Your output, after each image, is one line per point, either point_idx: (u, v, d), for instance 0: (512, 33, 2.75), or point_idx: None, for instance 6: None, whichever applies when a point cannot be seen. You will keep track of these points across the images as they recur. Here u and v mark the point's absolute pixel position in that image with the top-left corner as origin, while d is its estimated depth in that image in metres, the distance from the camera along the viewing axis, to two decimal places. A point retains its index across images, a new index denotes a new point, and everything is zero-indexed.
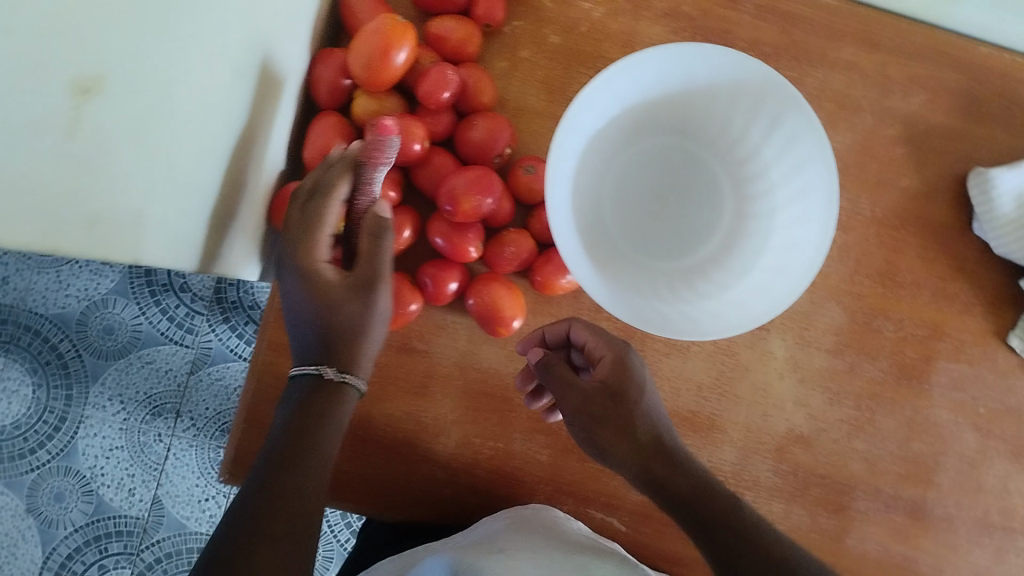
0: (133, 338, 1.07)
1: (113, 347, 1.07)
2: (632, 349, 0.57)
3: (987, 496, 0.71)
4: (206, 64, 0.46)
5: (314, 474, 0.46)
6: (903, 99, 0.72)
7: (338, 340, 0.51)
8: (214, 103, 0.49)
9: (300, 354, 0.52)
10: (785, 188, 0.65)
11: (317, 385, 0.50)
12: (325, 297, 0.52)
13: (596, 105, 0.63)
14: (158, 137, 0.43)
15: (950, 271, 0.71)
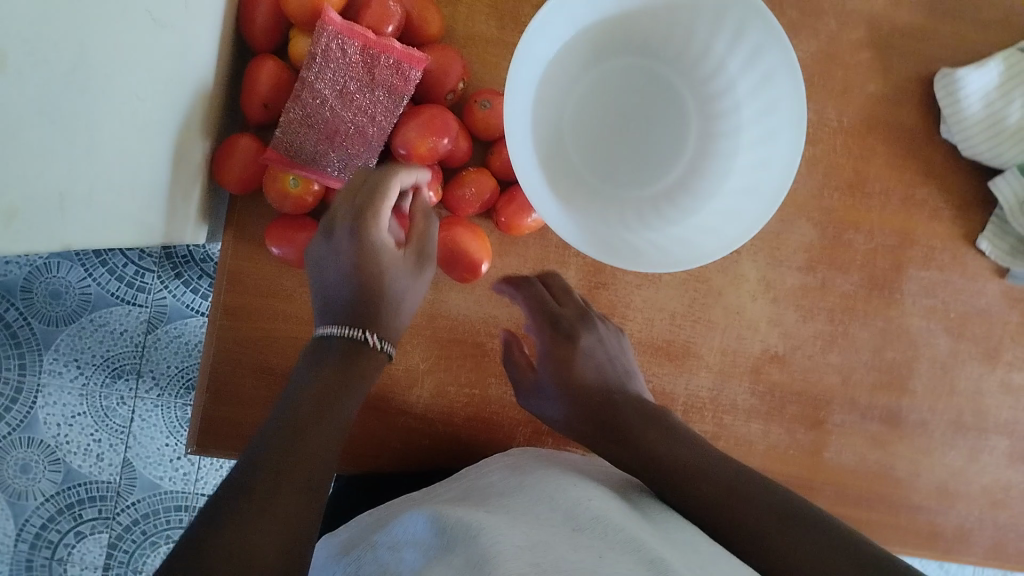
0: (83, 301, 1.02)
1: (63, 312, 1.02)
2: (560, 330, 0.64)
3: (960, 398, 0.72)
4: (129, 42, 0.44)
5: (332, 436, 0.44)
6: (866, 0, 0.69)
7: (385, 305, 0.52)
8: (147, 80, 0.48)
9: (331, 314, 0.51)
10: (751, 104, 0.63)
11: (354, 349, 0.49)
12: (379, 268, 0.52)
13: (549, 30, 0.60)
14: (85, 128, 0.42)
15: (919, 178, 0.70)
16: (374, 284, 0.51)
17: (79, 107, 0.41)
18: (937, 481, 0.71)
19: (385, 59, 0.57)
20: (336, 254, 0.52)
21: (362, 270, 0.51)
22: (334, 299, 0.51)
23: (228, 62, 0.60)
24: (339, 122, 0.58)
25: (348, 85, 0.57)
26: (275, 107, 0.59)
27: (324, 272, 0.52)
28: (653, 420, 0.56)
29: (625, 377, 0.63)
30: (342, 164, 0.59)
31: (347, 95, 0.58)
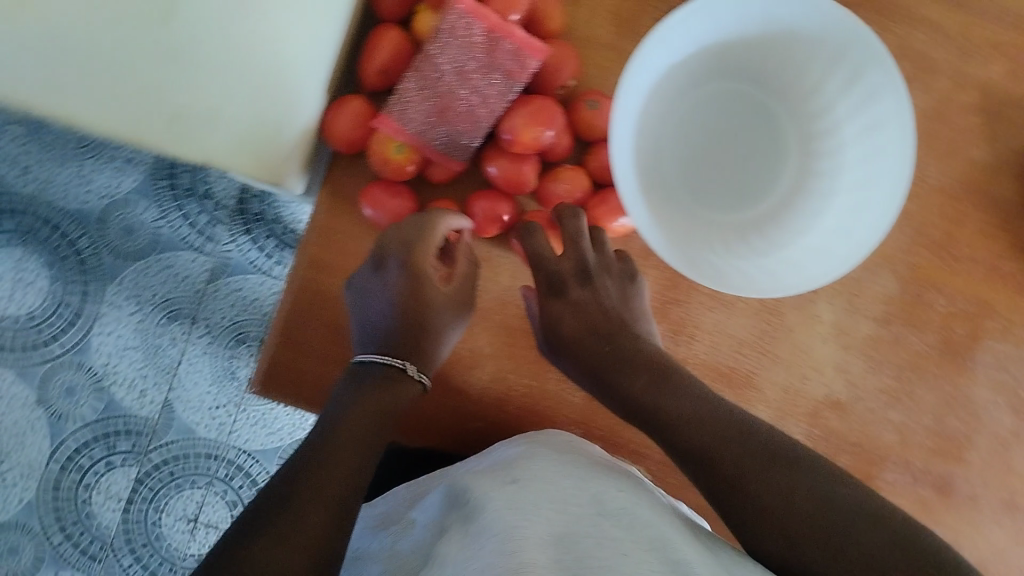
0: (152, 241, 1.05)
1: (132, 247, 1.05)
2: (564, 281, 0.61)
3: (1015, 478, 0.70)
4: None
5: (350, 461, 0.47)
6: (983, 66, 0.69)
7: (422, 336, 0.58)
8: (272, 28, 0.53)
9: (372, 338, 0.57)
10: (856, 147, 0.63)
11: (391, 373, 0.55)
12: (423, 304, 0.58)
13: (670, 44, 0.60)
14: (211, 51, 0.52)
15: (1011, 250, 0.69)
16: (419, 318, 0.57)
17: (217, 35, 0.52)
18: (979, 558, 0.70)
19: (507, 45, 0.58)
20: (377, 293, 0.58)
21: (402, 300, 0.57)
22: (376, 332, 0.57)
23: (353, 26, 0.62)
24: (451, 98, 0.60)
25: (472, 66, 0.59)
26: (391, 74, 0.61)
27: (365, 309, 0.58)
28: (669, 391, 0.54)
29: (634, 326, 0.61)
30: (447, 139, 0.61)
31: (466, 76, 0.59)
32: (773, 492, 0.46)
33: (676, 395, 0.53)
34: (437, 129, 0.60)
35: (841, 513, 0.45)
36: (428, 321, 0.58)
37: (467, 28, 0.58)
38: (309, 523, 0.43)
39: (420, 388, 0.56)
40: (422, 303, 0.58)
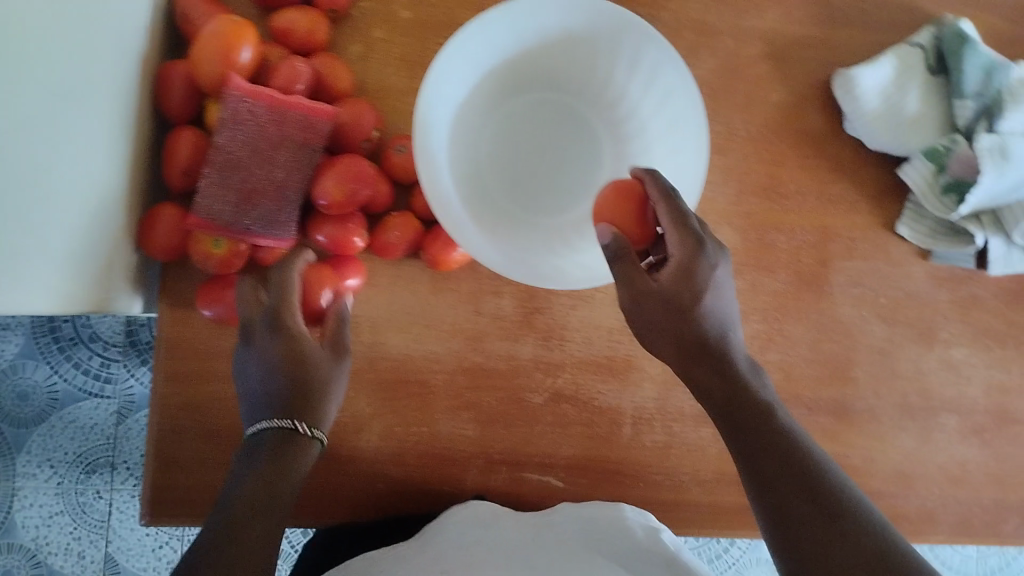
0: (51, 397, 1.00)
1: (31, 412, 1.00)
2: (704, 253, 0.51)
3: (902, 381, 0.73)
4: (100, 142, 0.54)
5: (268, 535, 0.46)
6: (759, 15, 0.72)
7: (305, 389, 0.54)
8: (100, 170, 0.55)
9: (259, 411, 0.53)
10: (657, 122, 0.66)
11: (287, 437, 0.51)
12: (299, 361, 0.54)
13: (456, 73, 0.62)
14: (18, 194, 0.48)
15: (832, 174, 0.73)
16: (300, 377, 0.54)
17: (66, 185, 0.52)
18: (893, 465, 0.72)
19: (295, 116, 0.60)
20: (262, 359, 0.54)
21: (284, 354, 0.54)
22: (262, 408, 0.53)
23: (147, 137, 0.62)
24: (255, 182, 0.60)
25: (271, 143, 0.60)
26: (195, 175, 0.61)
27: (247, 385, 0.55)
28: (733, 373, 0.51)
29: (730, 321, 0.53)
30: (263, 219, 0.60)
31: (267, 155, 0.60)
32: (786, 481, 0.46)
33: (752, 378, 0.51)
34: (250, 213, 0.60)
35: (841, 508, 0.44)
36: (309, 373, 0.54)
37: (250, 110, 0.59)
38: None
39: (316, 449, 0.53)
40: (298, 363, 0.54)
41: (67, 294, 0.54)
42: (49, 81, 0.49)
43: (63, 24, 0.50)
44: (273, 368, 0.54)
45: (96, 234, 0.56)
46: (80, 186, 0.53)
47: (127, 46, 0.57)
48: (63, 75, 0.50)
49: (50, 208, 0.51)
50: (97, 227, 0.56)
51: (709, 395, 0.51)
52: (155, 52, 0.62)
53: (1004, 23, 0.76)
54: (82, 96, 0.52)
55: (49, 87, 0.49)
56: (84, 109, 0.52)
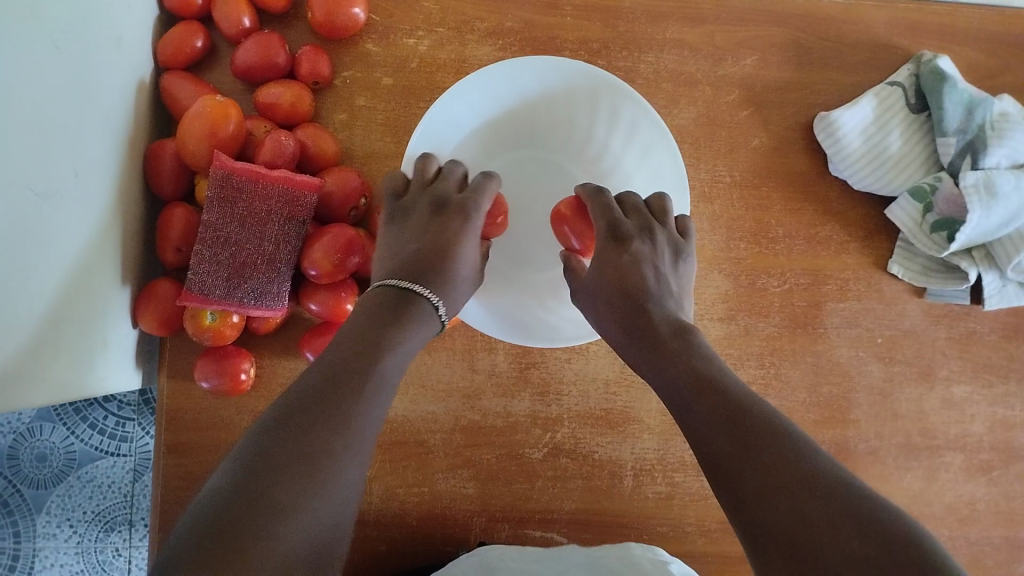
0: (68, 459, 1.00)
1: (49, 474, 1.00)
2: (619, 240, 0.59)
3: (903, 421, 0.72)
4: (85, 230, 0.55)
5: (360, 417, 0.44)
6: (738, 64, 0.73)
7: (449, 275, 0.57)
8: (85, 258, 0.55)
9: (403, 271, 0.56)
10: (639, 175, 0.68)
11: (422, 305, 0.54)
12: (454, 249, 0.58)
13: (439, 139, 0.64)
14: (14, 290, 0.48)
15: (821, 216, 0.73)
16: (444, 259, 0.57)
17: (54, 276, 0.52)
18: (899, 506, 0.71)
19: (280, 189, 0.61)
20: (414, 233, 0.59)
21: (439, 242, 0.58)
22: (405, 266, 0.57)
23: (139, 215, 0.64)
24: (245, 254, 0.61)
25: (257, 217, 0.61)
26: (187, 249, 0.63)
27: (399, 246, 0.59)
28: (649, 324, 0.54)
29: (675, 298, 0.58)
30: (256, 291, 0.62)
31: (254, 228, 0.61)
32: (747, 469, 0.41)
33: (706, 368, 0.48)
34: (243, 286, 0.61)
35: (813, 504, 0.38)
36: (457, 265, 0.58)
37: (236, 186, 0.60)
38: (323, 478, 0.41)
39: (435, 329, 0.54)
40: (454, 251, 0.58)
41: (56, 383, 0.54)
42: (37, 178, 0.49)
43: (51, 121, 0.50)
44: (429, 244, 0.58)
45: (83, 321, 0.56)
46: (66, 274, 0.53)
47: (109, 132, 0.58)
48: (51, 169, 0.51)
49: (39, 298, 0.50)
50: (83, 314, 0.56)
51: (644, 368, 0.53)
52: (143, 134, 0.64)
53: (982, 59, 0.77)
54: (68, 187, 0.53)
55: (36, 184, 0.49)
56: (70, 200, 0.53)
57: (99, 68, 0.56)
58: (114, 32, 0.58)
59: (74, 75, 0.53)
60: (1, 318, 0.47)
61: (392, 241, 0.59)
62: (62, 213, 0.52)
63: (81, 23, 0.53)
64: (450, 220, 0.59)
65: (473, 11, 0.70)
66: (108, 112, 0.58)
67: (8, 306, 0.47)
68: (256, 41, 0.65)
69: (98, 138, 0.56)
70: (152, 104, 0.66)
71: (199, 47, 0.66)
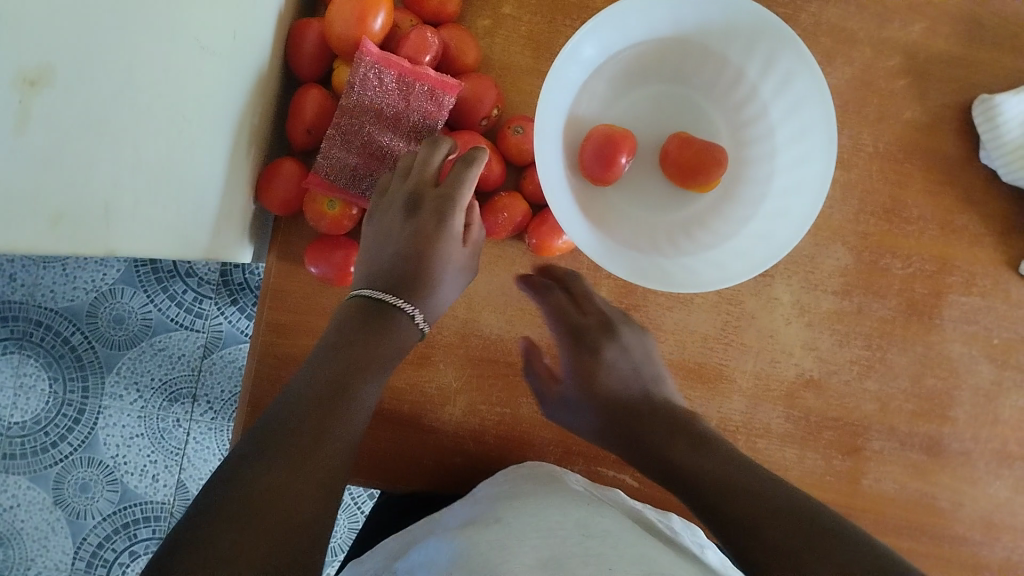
0: (143, 325, 1.03)
1: (124, 336, 1.02)
2: (603, 338, 0.68)
3: (1003, 427, 0.70)
4: (231, 96, 0.54)
5: (334, 433, 0.46)
6: (903, 29, 0.69)
7: (428, 287, 0.57)
8: (228, 123, 0.55)
9: (382, 278, 0.57)
10: (783, 129, 0.64)
11: (398, 320, 0.55)
12: (434, 256, 0.57)
13: (583, 58, 0.62)
14: (166, 141, 0.47)
15: (960, 203, 0.69)
16: (420, 269, 0.57)
17: (201, 135, 0.51)
18: (982, 512, 0.69)
19: (421, 87, 0.60)
20: (400, 234, 0.58)
21: (419, 249, 0.57)
22: (386, 274, 0.57)
23: (275, 91, 0.63)
24: (376, 147, 0.62)
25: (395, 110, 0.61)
26: (317, 133, 0.63)
27: (382, 243, 0.59)
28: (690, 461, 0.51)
29: (655, 383, 0.66)
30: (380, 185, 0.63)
31: (389, 121, 0.61)
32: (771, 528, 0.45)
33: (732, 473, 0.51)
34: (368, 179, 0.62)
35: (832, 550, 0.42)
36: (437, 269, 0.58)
37: (378, 77, 0.60)
38: (313, 464, 0.43)
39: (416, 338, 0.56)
40: (430, 261, 0.57)
41: (189, 243, 0.53)
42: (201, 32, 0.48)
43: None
44: (410, 251, 0.57)
45: (217, 186, 0.56)
46: (210, 136, 0.53)
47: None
48: (211, 22, 0.49)
49: (183, 153, 0.50)
50: (218, 180, 0.55)
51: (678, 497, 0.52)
52: (290, 11, 0.63)
53: None
54: (224, 47, 0.52)
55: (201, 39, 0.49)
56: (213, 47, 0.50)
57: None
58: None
59: None
60: (152, 165, 0.46)
61: (378, 235, 0.59)
62: (217, 75, 0.51)
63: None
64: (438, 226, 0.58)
65: None
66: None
67: (160, 155, 0.47)
68: None
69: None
70: None
71: None
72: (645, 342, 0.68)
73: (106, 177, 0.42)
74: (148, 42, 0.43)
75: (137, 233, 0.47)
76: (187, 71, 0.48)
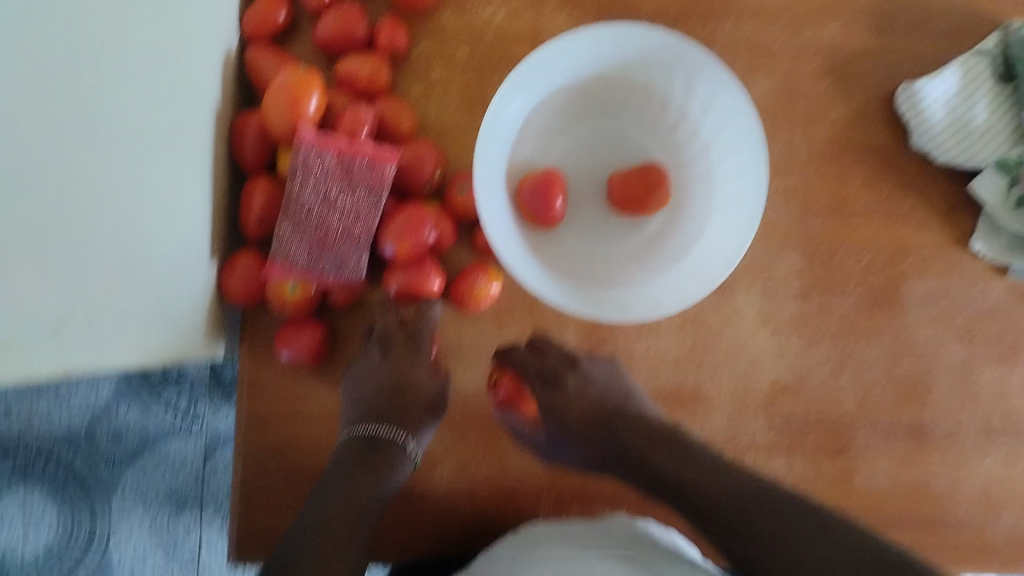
0: (142, 439, 1.03)
1: (124, 453, 1.02)
2: (572, 377, 0.67)
3: (984, 402, 0.70)
4: (178, 195, 0.58)
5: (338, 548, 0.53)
6: (816, 35, 0.72)
7: (411, 412, 0.63)
8: (182, 222, 0.59)
9: (366, 417, 0.63)
10: (716, 145, 0.67)
11: (392, 452, 0.61)
12: (410, 376, 0.64)
13: (512, 107, 0.64)
14: (116, 254, 0.54)
15: (901, 191, 0.71)
16: (405, 392, 0.64)
17: (153, 237, 0.56)
18: (979, 490, 0.70)
19: (360, 162, 0.62)
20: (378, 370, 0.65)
21: (397, 376, 0.64)
22: (372, 406, 0.63)
23: (224, 186, 0.65)
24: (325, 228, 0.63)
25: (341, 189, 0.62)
26: (269, 220, 0.65)
27: (352, 392, 0.65)
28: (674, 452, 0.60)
29: (637, 407, 0.66)
30: (336, 262, 0.63)
31: (334, 199, 0.63)
32: None
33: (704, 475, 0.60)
34: (323, 260, 0.63)
35: None
36: (417, 389, 0.65)
37: (318, 159, 0.61)
38: None
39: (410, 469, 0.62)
40: (414, 383, 0.64)
41: (155, 338, 0.60)
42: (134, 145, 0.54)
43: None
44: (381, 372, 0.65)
45: (178, 282, 0.60)
46: (164, 236, 0.57)
47: (193, 92, 0.58)
48: (137, 136, 0.54)
49: (139, 261, 0.56)
50: (177, 273, 0.59)
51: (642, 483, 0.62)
52: (228, 108, 0.65)
53: None
54: (157, 152, 0.56)
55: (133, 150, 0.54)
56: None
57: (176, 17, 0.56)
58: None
59: (168, 48, 0.55)
60: (99, 279, 0.54)
61: (357, 379, 0.65)
62: (162, 180, 0.56)
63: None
64: (412, 354, 0.65)
65: None
66: (192, 70, 0.58)
67: (109, 271, 0.54)
68: (337, 16, 0.66)
69: (179, 96, 0.56)
70: (235, 78, 0.67)
71: (282, 21, 0.67)
72: (609, 364, 0.68)
73: (49, 298, 0.51)
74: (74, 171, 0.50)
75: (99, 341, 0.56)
76: (128, 184, 0.54)
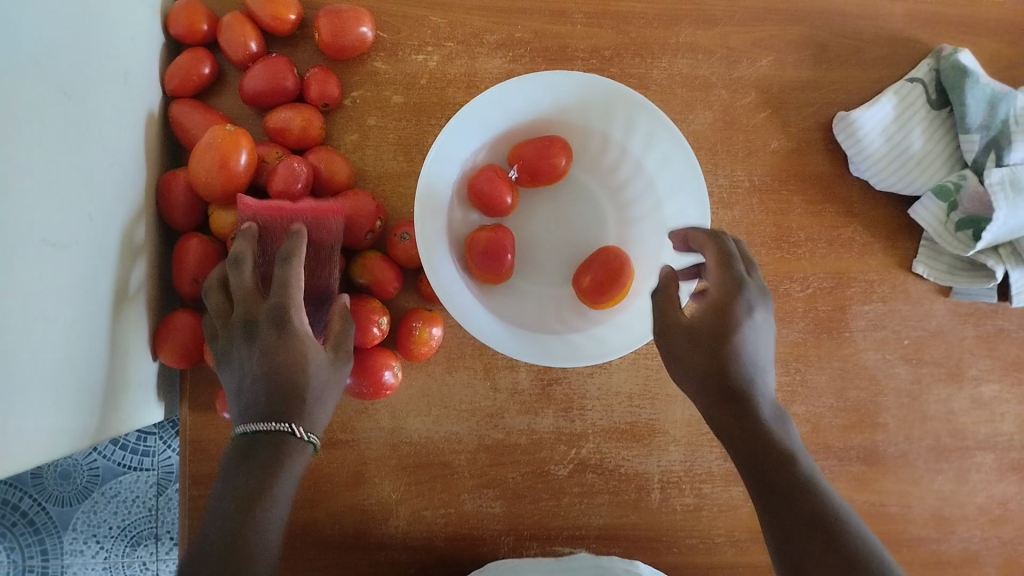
0: (92, 476, 0.94)
1: (73, 491, 0.94)
2: (739, 292, 0.51)
3: (932, 422, 0.71)
4: (104, 268, 0.55)
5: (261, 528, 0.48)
6: (753, 66, 0.72)
7: (304, 397, 0.51)
8: (109, 297, 0.56)
9: (252, 409, 0.51)
10: (659, 182, 0.67)
11: (281, 442, 0.49)
12: (297, 360, 0.51)
13: (450, 157, 0.63)
14: (62, 343, 0.50)
15: (843, 218, 0.72)
16: (296, 379, 0.51)
17: (88, 317, 0.53)
18: (931, 509, 0.70)
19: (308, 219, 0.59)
20: (250, 357, 0.52)
21: (278, 362, 0.51)
22: (257, 400, 0.51)
23: (153, 248, 0.63)
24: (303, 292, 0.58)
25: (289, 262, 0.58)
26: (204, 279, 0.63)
27: (234, 372, 0.52)
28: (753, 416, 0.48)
29: (760, 372, 0.50)
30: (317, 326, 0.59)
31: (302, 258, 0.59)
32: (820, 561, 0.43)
33: (775, 428, 0.48)
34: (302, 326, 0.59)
35: None
36: (310, 381, 0.52)
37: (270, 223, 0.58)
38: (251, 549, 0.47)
39: (310, 453, 0.51)
40: (300, 364, 0.51)
41: (103, 421, 0.56)
42: (64, 225, 0.49)
43: (55, 153, 0.48)
44: (267, 363, 0.51)
45: (112, 358, 0.57)
46: (96, 315, 0.54)
47: (112, 160, 0.56)
48: (64, 216, 0.49)
49: (78, 344, 0.52)
50: (110, 349, 0.56)
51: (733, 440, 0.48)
52: (154, 166, 0.63)
53: (1004, 50, 0.74)
54: (83, 230, 0.52)
55: (64, 230, 0.49)
56: (78, 237, 0.51)
57: (93, 84, 0.53)
58: (106, 39, 0.55)
59: (86, 119, 0.52)
60: (44, 374, 0.48)
61: (235, 370, 0.52)
62: (90, 255, 0.53)
63: (73, 44, 0.50)
64: (280, 329, 0.51)
65: (482, 23, 0.69)
66: (109, 136, 0.55)
67: (63, 359, 0.50)
68: (264, 67, 0.64)
69: (98, 165, 0.54)
70: (162, 135, 0.65)
71: (207, 74, 0.65)
72: (765, 310, 0.52)
73: (12, 402, 0.44)
74: (22, 261, 0.45)
75: (23, 453, 0.46)
76: (65, 268, 0.50)
